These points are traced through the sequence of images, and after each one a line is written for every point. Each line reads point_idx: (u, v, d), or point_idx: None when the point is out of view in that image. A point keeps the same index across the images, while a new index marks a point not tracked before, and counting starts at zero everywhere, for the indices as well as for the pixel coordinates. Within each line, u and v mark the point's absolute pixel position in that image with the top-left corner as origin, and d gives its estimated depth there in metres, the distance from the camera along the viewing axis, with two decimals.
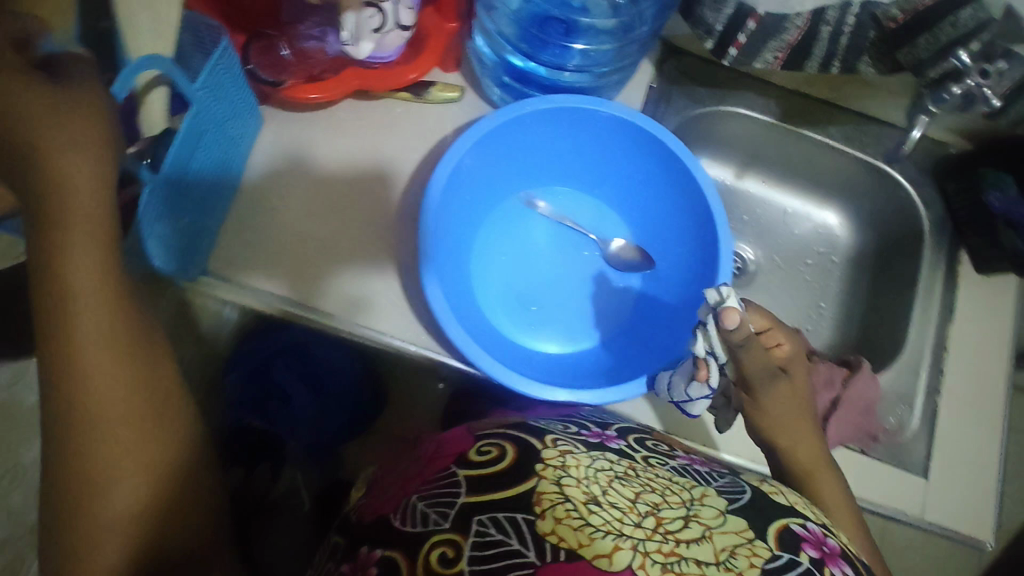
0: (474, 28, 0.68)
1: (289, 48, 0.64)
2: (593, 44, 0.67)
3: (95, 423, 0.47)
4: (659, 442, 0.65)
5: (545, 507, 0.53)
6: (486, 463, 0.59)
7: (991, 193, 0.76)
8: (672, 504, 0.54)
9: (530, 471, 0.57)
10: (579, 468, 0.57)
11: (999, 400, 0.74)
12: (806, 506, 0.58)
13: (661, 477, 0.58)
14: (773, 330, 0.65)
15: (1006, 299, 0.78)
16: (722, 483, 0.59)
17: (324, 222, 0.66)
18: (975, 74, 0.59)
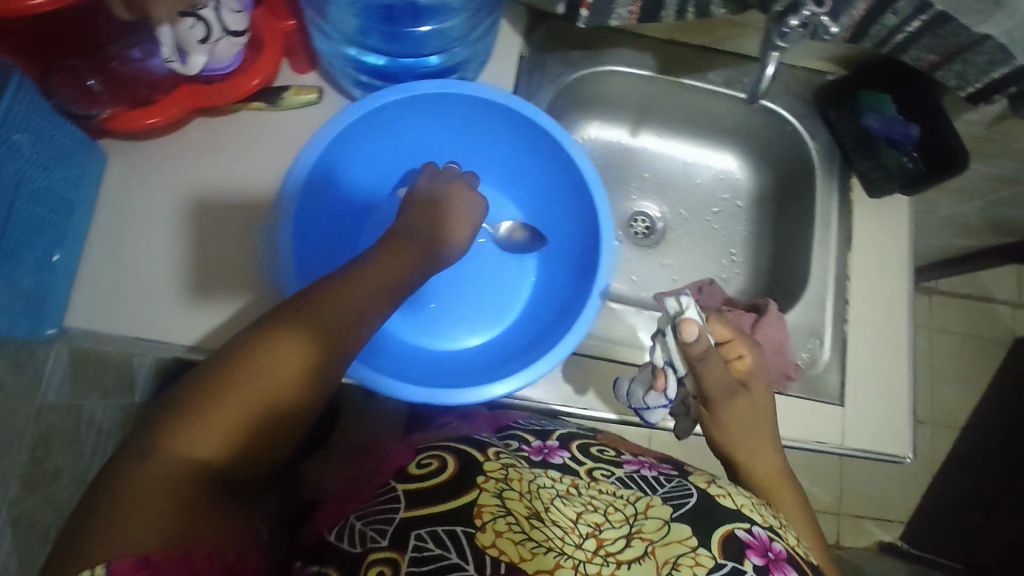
0: (313, 23, 0.62)
1: (96, 78, 0.58)
2: (449, 24, 0.64)
3: (252, 400, 0.47)
4: (603, 448, 0.71)
5: (485, 520, 0.57)
6: (426, 476, 0.62)
7: (870, 116, 0.75)
8: (615, 522, 0.59)
9: (473, 483, 0.61)
10: (520, 482, 0.62)
11: (905, 318, 0.75)
12: (752, 510, 0.62)
13: (603, 491, 0.62)
14: (736, 343, 0.69)
15: (901, 217, 0.78)
16: (668, 487, 0.64)
17: (197, 253, 0.63)
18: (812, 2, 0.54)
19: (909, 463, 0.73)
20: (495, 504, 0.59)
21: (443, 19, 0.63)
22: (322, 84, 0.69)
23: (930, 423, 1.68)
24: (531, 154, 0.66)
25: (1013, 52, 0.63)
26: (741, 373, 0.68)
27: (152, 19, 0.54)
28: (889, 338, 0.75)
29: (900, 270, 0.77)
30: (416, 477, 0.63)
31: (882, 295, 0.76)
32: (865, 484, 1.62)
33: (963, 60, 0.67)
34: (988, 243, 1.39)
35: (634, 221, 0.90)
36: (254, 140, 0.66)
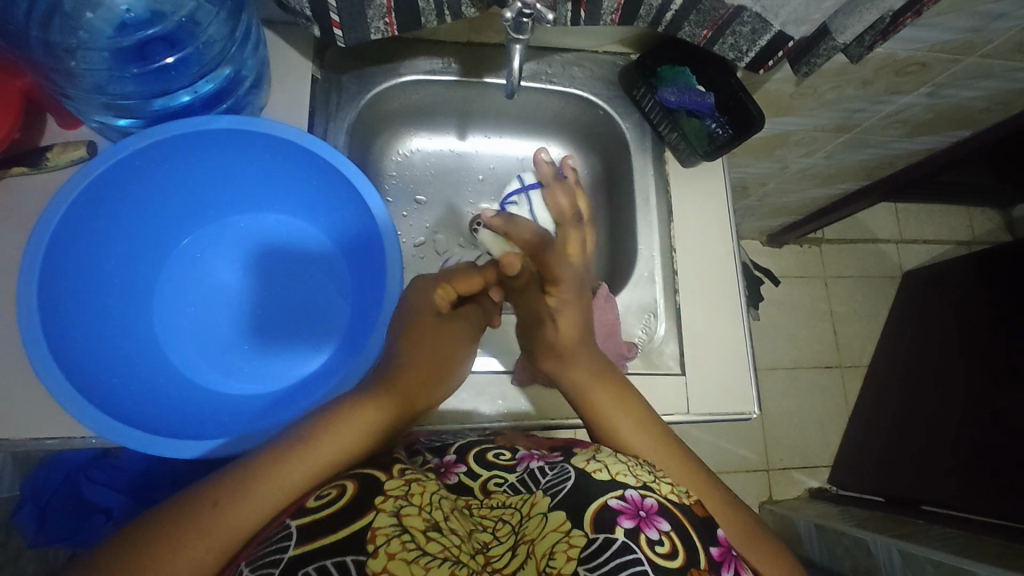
0: (51, 74, 0.58)
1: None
2: (201, 48, 0.61)
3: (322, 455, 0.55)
4: (501, 451, 0.63)
5: (378, 543, 0.47)
6: (324, 505, 0.50)
7: (666, 90, 0.77)
8: (500, 538, 0.54)
9: (370, 504, 0.50)
10: (423, 496, 0.53)
11: (733, 278, 0.77)
12: (631, 475, 0.55)
13: (494, 506, 0.57)
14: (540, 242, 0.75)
15: (718, 183, 0.81)
16: (551, 477, 0.57)
17: None
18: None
19: (758, 418, 0.74)
20: (391, 524, 0.49)
21: (194, 43, 0.61)
22: (94, 137, 0.65)
23: (839, 367, 1.74)
24: (300, 177, 0.67)
25: (766, 18, 0.66)
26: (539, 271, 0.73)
27: None
28: (719, 300, 0.76)
29: (724, 234, 0.79)
30: (311, 509, 0.50)
31: (709, 261, 0.78)
32: (786, 435, 1.67)
33: (730, 31, 0.69)
34: (849, 189, 1.45)
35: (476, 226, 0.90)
36: (26, 206, 0.62)
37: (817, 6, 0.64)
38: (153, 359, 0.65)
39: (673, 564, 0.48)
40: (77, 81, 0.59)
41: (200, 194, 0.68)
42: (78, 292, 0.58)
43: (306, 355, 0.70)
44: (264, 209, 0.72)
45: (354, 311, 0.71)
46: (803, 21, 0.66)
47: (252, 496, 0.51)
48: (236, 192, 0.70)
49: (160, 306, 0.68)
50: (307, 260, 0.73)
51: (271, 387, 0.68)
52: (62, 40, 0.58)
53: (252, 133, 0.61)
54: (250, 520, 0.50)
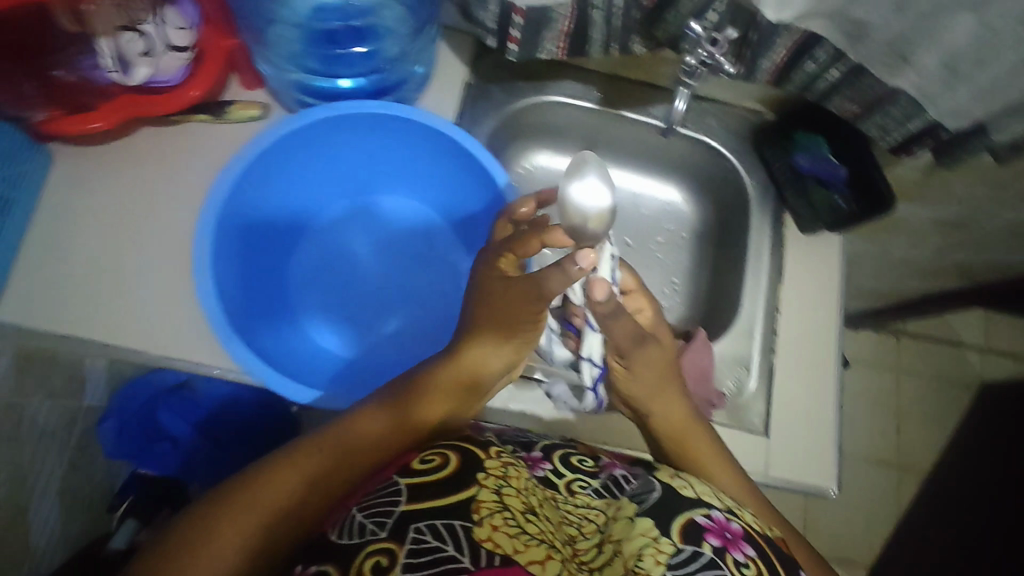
0: (256, 42, 0.66)
1: (33, 83, 0.59)
2: (382, 43, 0.67)
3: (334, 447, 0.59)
4: (585, 457, 0.63)
5: (483, 514, 0.51)
6: (429, 469, 0.55)
7: (799, 155, 0.80)
8: (587, 534, 0.54)
9: (474, 478, 0.54)
10: (520, 480, 0.56)
11: (833, 351, 0.77)
12: (712, 497, 0.57)
13: (579, 504, 0.57)
14: (636, 298, 0.71)
15: (832, 255, 0.80)
16: (634, 486, 0.57)
17: (127, 256, 0.65)
18: (706, 43, 0.57)
19: (835, 498, 0.72)
20: (493, 500, 0.52)
21: (384, 39, 0.67)
22: (268, 100, 0.71)
23: (897, 466, 1.66)
24: (449, 174, 0.70)
25: (923, 105, 0.66)
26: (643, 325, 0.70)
27: (92, 32, 0.58)
28: (814, 369, 0.76)
29: (830, 306, 0.78)
30: (418, 472, 0.55)
31: (811, 329, 0.77)
32: (828, 523, 1.60)
33: (881, 110, 0.70)
34: (947, 285, 1.40)
35: None
36: (198, 150, 0.68)
37: (983, 103, 0.64)
38: (277, 315, 0.68)
39: None
40: (271, 50, 0.65)
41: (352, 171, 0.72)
42: (237, 235, 0.64)
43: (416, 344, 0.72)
44: (405, 198, 0.75)
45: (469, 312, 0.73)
46: (963, 115, 0.66)
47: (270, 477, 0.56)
48: (386, 177, 0.74)
49: (295, 267, 0.72)
50: (434, 254, 0.75)
51: (378, 368, 0.69)
52: (272, 10, 0.63)
53: (419, 124, 0.65)
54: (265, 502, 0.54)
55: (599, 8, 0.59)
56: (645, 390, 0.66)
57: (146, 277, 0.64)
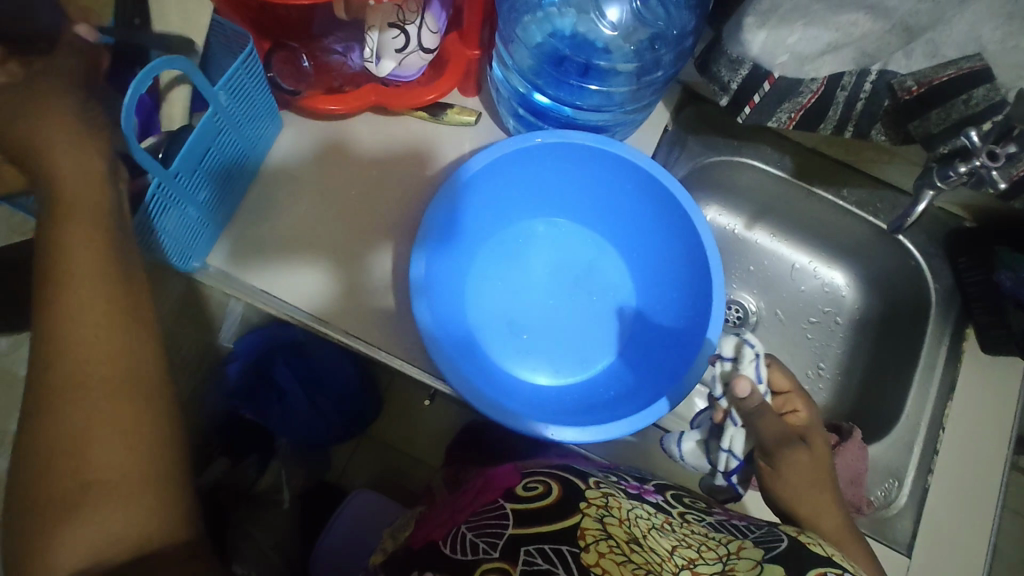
0: (494, 57, 0.69)
1: (310, 61, 0.66)
2: (611, 85, 0.68)
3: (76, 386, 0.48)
4: (696, 500, 0.64)
5: (588, 541, 0.52)
6: (532, 497, 0.59)
7: (1002, 273, 0.73)
8: (708, 559, 0.53)
9: (574, 507, 0.57)
10: (623, 510, 0.57)
11: (995, 485, 0.71)
12: (842, 559, 0.53)
13: (696, 532, 0.57)
14: (791, 396, 0.68)
15: (1012, 383, 0.75)
16: (759, 535, 0.57)
17: (327, 227, 0.68)
18: (984, 155, 0.54)
19: None
20: (596, 528, 0.54)
21: (611, 80, 0.68)
22: (482, 110, 0.74)
23: None
24: (648, 223, 0.70)
25: None
26: (795, 426, 0.66)
27: (367, 24, 0.61)
28: (971, 500, 0.71)
29: (999, 436, 0.73)
30: (523, 498, 0.59)
31: (975, 456, 0.72)
32: None
33: None
34: None
35: (728, 309, 0.90)
36: (406, 142, 0.72)
37: None
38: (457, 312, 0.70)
39: None
40: (507, 68, 0.68)
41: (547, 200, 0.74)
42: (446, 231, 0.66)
43: (574, 377, 0.71)
44: (589, 239, 0.77)
45: (632, 356, 0.72)
46: None
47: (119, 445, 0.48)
48: (581, 203, 0.74)
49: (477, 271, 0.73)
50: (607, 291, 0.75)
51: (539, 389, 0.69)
52: (517, 29, 0.67)
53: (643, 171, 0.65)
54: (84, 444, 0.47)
55: (847, 89, 0.60)
56: (798, 493, 0.61)
57: (344, 253, 0.68)
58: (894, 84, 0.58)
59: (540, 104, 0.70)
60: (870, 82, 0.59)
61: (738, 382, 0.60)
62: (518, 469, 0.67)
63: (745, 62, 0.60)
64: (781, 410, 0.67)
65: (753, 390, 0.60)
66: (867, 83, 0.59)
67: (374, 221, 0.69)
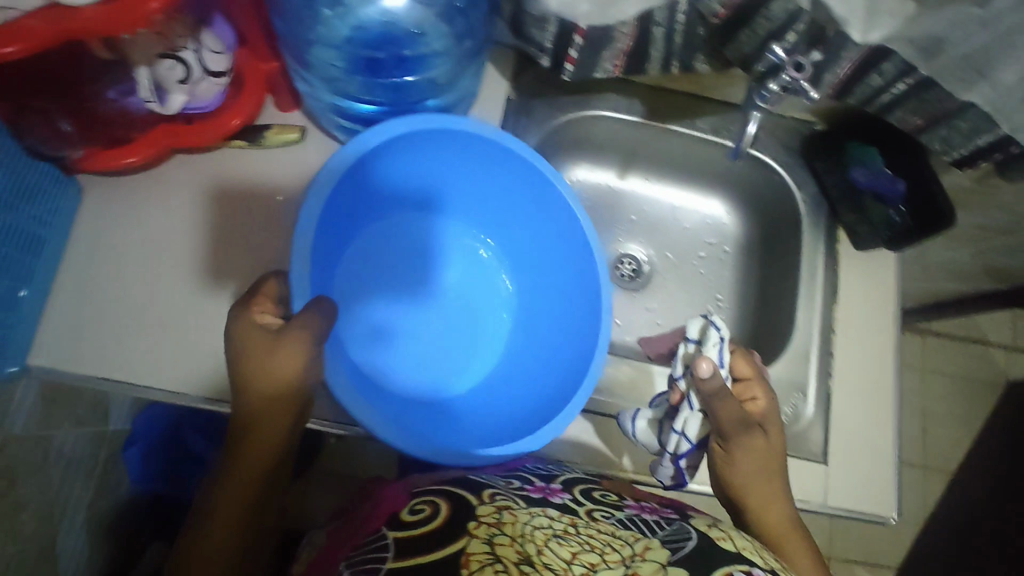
0: (297, 65, 0.62)
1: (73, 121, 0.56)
2: (430, 68, 0.64)
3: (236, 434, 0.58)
4: (607, 493, 0.69)
5: (473, 568, 0.55)
6: (416, 523, 0.62)
7: (857, 169, 0.76)
8: (610, 560, 0.55)
9: (463, 529, 0.60)
10: (515, 526, 0.59)
11: (891, 372, 0.74)
12: (755, 553, 0.60)
13: (601, 531, 0.60)
14: (751, 384, 0.68)
15: (888, 272, 0.78)
16: (668, 532, 0.62)
17: (156, 290, 0.62)
18: (791, 67, 0.57)
19: (896, 524, 0.71)
20: (483, 552, 0.56)
21: (429, 66, 0.64)
22: (306, 124, 0.68)
23: (923, 468, 1.66)
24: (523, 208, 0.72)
25: (996, 119, 0.64)
26: (753, 414, 0.67)
27: (130, 60, 0.54)
28: (874, 392, 0.73)
29: (887, 326, 0.76)
30: (408, 524, 0.62)
31: (869, 350, 0.75)
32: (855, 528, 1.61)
33: (948, 124, 0.67)
34: (979, 290, 1.39)
35: (620, 263, 0.89)
36: (226, 171, 0.66)
37: None
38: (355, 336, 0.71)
39: None
40: (313, 70, 0.62)
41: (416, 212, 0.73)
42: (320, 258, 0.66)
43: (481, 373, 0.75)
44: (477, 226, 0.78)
45: (524, 330, 0.77)
46: None
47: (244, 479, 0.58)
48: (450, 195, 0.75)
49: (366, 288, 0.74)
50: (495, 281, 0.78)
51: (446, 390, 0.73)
52: (312, 34, 0.61)
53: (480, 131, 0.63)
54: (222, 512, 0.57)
55: (661, 25, 0.57)
56: (736, 467, 0.65)
57: (186, 312, 0.62)
58: (703, 13, 0.56)
59: (366, 112, 0.66)
60: (682, 14, 0.56)
61: (700, 363, 0.60)
62: (408, 489, 0.69)
63: (550, 21, 0.56)
64: (741, 397, 0.68)
65: (715, 371, 0.60)
66: (679, 15, 0.56)
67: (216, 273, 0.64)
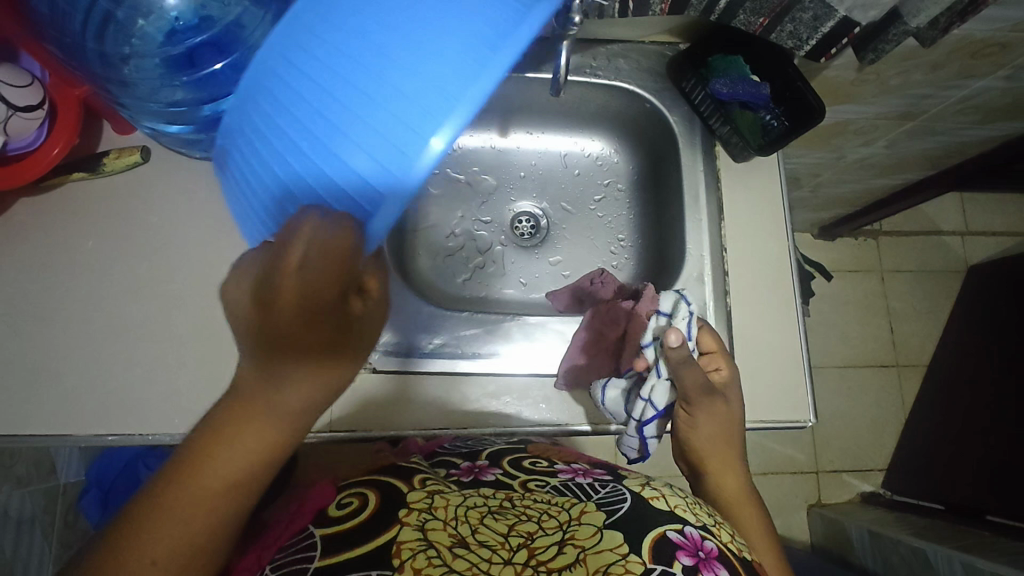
0: (117, 90, 0.61)
1: None
2: (250, 52, 0.62)
3: (231, 437, 0.47)
4: (537, 461, 0.71)
5: (404, 558, 0.53)
6: (346, 516, 0.58)
7: (717, 82, 0.73)
8: (548, 529, 0.58)
9: (393, 518, 0.57)
10: (447, 509, 0.59)
11: (788, 276, 0.74)
12: (686, 511, 0.62)
13: (538, 500, 0.61)
14: (716, 356, 0.67)
15: (772, 179, 0.77)
16: (605, 492, 0.64)
17: (37, 337, 0.65)
18: None
19: (814, 426, 0.71)
20: (415, 539, 0.55)
21: (248, 48, 0.61)
22: (147, 143, 0.69)
23: (896, 366, 1.67)
24: None
25: (830, 3, 0.62)
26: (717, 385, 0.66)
27: None
28: (773, 301, 0.73)
29: (778, 233, 0.75)
30: (338, 518, 0.58)
31: (763, 261, 0.74)
32: (838, 437, 1.63)
33: (791, 17, 0.65)
34: (912, 179, 1.38)
35: (518, 223, 0.89)
36: (81, 210, 0.68)
37: None
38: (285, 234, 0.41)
39: None
40: (133, 88, 0.60)
41: (440, 115, 0.41)
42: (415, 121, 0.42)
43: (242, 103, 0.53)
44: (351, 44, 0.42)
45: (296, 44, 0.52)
46: (871, 6, 0.61)
47: (218, 477, 0.47)
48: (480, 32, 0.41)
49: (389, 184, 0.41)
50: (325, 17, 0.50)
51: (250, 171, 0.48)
52: (117, 51, 0.58)
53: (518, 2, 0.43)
54: (200, 504, 0.46)
55: None
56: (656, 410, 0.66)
57: (68, 355, 0.65)
58: None
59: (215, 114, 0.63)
60: None
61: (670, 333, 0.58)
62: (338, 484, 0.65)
63: None
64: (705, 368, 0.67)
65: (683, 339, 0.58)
66: None
67: (89, 312, 0.66)
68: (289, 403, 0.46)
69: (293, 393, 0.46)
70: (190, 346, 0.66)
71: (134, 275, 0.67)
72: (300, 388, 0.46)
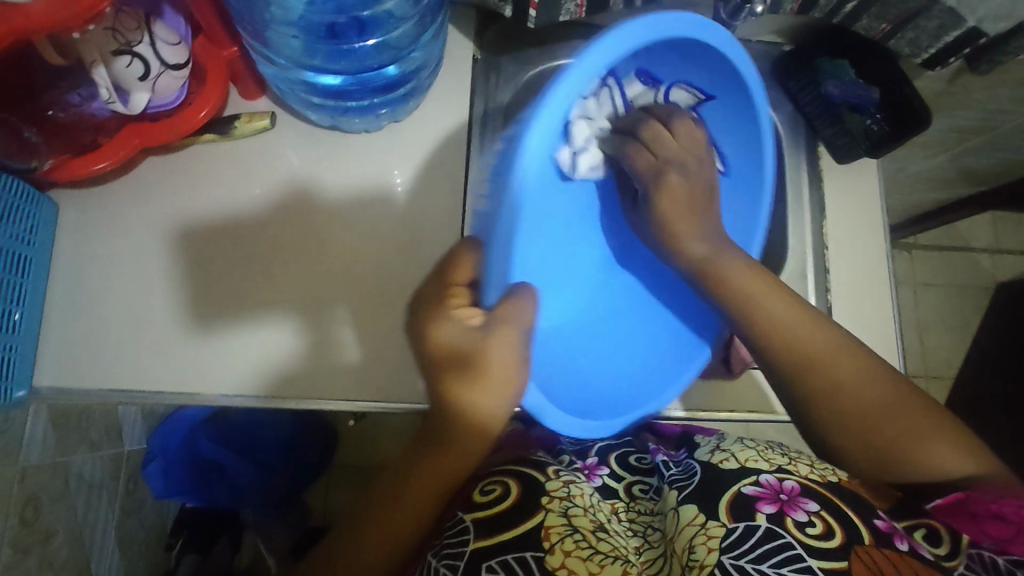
0: (255, 54, 0.62)
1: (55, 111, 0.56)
2: (390, 35, 0.63)
3: (420, 446, 0.55)
4: (642, 455, 0.70)
5: (553, 541, 0.53)
6: (492, 502, 0.57)
7: (829, 82, 0.74)
8: (651, 543, 0.59)
9: (538, 504, 0.57)
10: (583, 497, 0.59)
11: (887, 278, 0.76)
12: (777, 461, 0.58)
13: (641, 512, 0.62)
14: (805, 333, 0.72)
15: (872, 181, 0.78)
16: (674, 473, 0.61)
17: (160, 295, 0.64)
18: None
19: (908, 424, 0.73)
20: (561, 524, 0.55)
21: (389, 29, 0.62)
22: (273, 108, 0.68)
23: (924, 377, 1.70)
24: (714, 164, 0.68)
25: (960, 14, 0.64)
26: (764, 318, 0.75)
27: (86, 61, 0.52)
28: (873, 301, 0.75)
29: (877, 234, 0.77)
30: (480, 505, 0.57)
31: (864, 262, 0.76)
32: None
33: (913, 26, 0.67)
34: (959, 194, 1.41)
35: None
36: (196, 174, 0.67)
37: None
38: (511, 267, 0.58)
39: (830, 540, 0.50)
40: (269, 49, 0.61)
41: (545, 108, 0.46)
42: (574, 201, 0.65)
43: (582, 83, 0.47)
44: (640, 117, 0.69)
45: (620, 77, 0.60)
46: (1002, 19, 0.63)
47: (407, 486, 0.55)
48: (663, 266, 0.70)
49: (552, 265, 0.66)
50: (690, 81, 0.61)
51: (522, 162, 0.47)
52: (265, 11, 0.58)
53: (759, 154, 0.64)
54: (399, 513, 0.55)
55: None
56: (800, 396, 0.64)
57: (191, 314, 0.64)
58: None
59: (337, 85, 0.65)
60: None
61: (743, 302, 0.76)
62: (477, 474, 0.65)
63: None
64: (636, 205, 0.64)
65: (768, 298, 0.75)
66: None
67: (206, 274, 0.65)
68: (471, 407, 0.52)
69: (467, 397, 0.51)
70: (312, 314, 0.65)
71: (255, 237, 0.66)
72: (471, 394, 0.51)
